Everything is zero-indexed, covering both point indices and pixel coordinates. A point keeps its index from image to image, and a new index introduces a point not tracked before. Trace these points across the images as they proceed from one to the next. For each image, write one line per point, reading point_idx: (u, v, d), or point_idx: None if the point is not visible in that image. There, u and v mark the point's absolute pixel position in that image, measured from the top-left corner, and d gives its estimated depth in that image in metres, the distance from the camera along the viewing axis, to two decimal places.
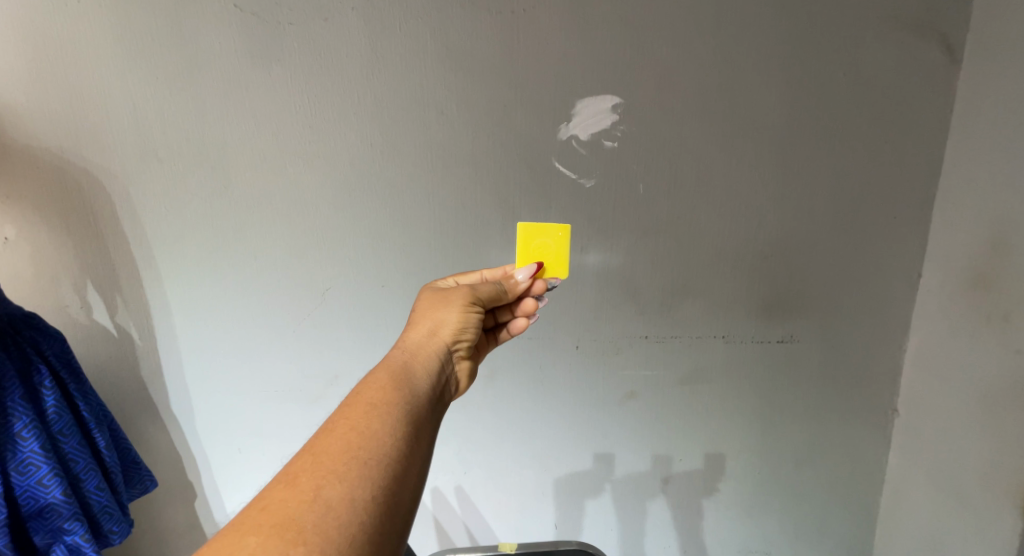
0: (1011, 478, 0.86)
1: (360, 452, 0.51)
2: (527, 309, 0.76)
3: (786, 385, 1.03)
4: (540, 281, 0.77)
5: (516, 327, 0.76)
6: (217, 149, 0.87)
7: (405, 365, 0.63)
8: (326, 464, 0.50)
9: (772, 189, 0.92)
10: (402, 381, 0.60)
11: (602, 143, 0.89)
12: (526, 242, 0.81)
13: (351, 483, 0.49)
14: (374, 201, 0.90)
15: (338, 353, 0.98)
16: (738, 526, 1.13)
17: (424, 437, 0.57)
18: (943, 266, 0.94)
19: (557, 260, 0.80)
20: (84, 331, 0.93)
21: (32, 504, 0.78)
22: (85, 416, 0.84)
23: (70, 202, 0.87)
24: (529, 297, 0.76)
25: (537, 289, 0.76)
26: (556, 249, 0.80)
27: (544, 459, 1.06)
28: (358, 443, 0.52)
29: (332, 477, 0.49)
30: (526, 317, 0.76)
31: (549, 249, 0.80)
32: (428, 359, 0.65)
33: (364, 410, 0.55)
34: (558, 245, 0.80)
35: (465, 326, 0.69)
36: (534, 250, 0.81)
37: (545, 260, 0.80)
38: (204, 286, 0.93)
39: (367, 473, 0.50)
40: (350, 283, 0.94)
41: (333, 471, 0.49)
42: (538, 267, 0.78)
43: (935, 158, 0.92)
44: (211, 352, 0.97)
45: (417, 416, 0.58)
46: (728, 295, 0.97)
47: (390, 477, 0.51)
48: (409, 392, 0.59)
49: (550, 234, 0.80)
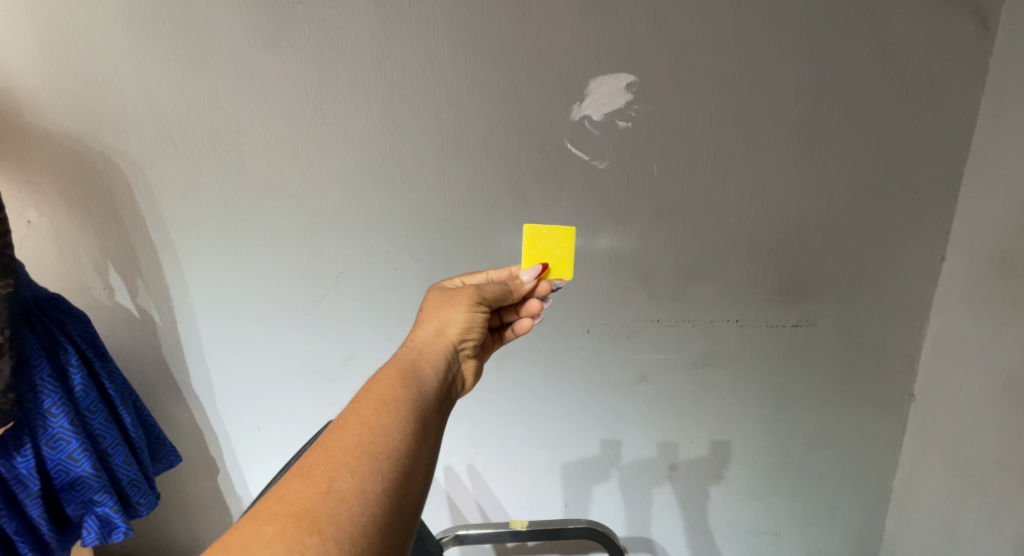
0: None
1: (370, 446, 0.52)
2: (532, 309, 0.76)
3: (801, 368, 1.02)
4: (544, 282, 0.78)
5: (522, 327, 0.76)
6: (230, 132, 0.87)
7: (413, 363, 0.63)
8: (338, 457, 0.51)
9: (790, 170, 0.90)
10: (411, 378, 0.61)
11: (616, 123, 0.87)
12: (531, 244, 0.82)
13: (363, 476, 0.50)
14: (385, 185, 0.90)
15: (352, 336, 1.00)
16: (748, 509, 1.14)
17: (431, 433, 0.58)
18: (968, 248, 0.91)
19: (562, 261, 0.81)
20: (109, 312, 0.96)
21: (63, 476, 0.82)
22: (111, 392, 0.87)
23: (90, 187, 0.89)
24: (533, 297, 0.77)
25: (541, 290, 0.77)
26: (560, 250, 0.81)
27: (555, 441, 1.07)
28: (368, 437, 0.53)
29: (344, 470, 0.50)
30: (531, 317, 0.76)
31: (554, 250, 0.81)
32: (436, 357, 0.65)
33: (373, 405, 0.56)
34: (562, 246, 0.81)
35: (471, 325, 0.69)
36: (538, 251, 0.82)
37: (550, 261, 0.81)
38: (221, 268, 0.95)
39: (378, 466, 0.51)
40: (362, 266, 0.95)
41: (345, 464, 0.50)
42: (543, 268, 0.79)
43: (963, 137, 0.88)
44: (230, 335, 0.99)
45: (424, 412, 0.58)
46: (742, 279, 0.96)
47: (399, 470, 0.52)
48: (418, 389, 0.60)
49: (556, 236, 0.81)
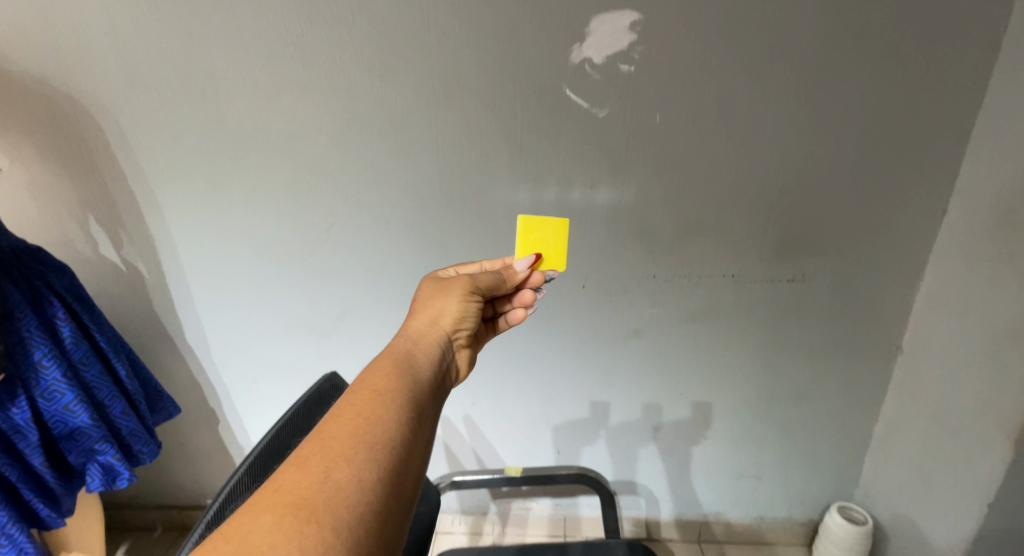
0: (1005, 410, 0.86)
1: (366, 436, 0.52)
2: (525, 300, 0.74)
3: (793, 323, 1.03)
4: (537, 272, 0.75)
5: (515, 318, 0.75)
6: (206, 75, 0.82)
7: (407, 353, 0.62)
8: (335, 447, 0.50)
9: (797, 120, 0.86)
10: (405, 368, 0.60)
11: (618, 66, 0.82)
12: (524, 234, 0.78)
13: (360, 465, 0.49)
14: (374, 134, 0.86)
15: (346, 291, 0.98)
16: (732, 454, 1.18)
17: (426, 422, 0.57)
18: (971, 202, 0.88)
19: (556, 251, 0.78)
20: (95, 264, 0.95)
21: (62, 427, 0.82)
22: (103, 345, 0.87)
23: (61, 134, 0.85)
24: (526, 288, 0.75)
25: (535, 280, 0.75)
26: (554, 240, 0.78)
27: (549, 393, 1.10)
28: (364, 427, 0.52)
29: (341, 460, 0.49)
30: (524, 308, 0.75)
31: (548, 241, 0.78)
32: (430, 348, 0.64)
33: (368, 395, 0.55)
34: (556, 236, 0.78)
35: (465, 315, 0.68)
36: (532, 242, 0.78)
37: (544, 252, 0.78)
38: (206, 221, 0.92)
39: (374, 456, 0.50)
40: (352, 219, 0.92)
41: (342, 453, 0.50)
42: (536, 258, 0.76)
43: (981, 84, 0.83)
44: (220, 289, 0.98)
45: (419, 402, 0.58)
46: (741, 234, 0.95)
47: (395, 459, 0.51)
48: (413, 378, 0.59)
49: (548, 228, 0.78)
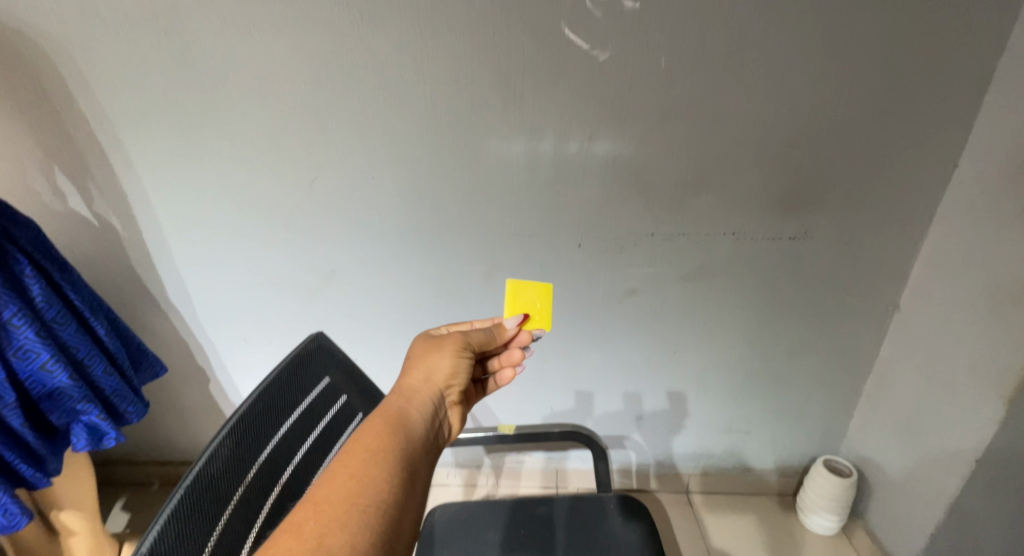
0: (1003, 369, 0.85)
1: (360, 500, 0.48)
2: (513, 359, 0.69)
3: (793, 282, 1.01)
4: (525, 332, 0.71)
5: (504, 378, 0.69)
6: (169, 10, 0.74)
7: (399, 410, 0.57)
8: (327, 512, 0.46)
9: (811, 66, 0.80)
10: (399, 425, 0.56)
11: (621, 3, 0.75)
12: (510, 297, 0.76)
13: (353, 531, 0.45)
14: (355, 78, 0.79)
15: (332, 249, 0.94)
16: (723, 411, 1.19)
17: (420, 481, 0.53)
18: (984, 154, 0.84)
19: (543, 315, 0.74)
20: (65, 219, 0.90)
21: (41, 387, 0.79)
22: (79, 304, 0.84)
23: (15, 78, 0.78)
24: (515, 346, 0.70)
25: (521, 340, 0.71)
26: (540, 303, 0.75)
27: (542, 351, 1.08)
28: (358, 490, 0.48)
29: (334, 526, 0.45)
30: (512, 367, 0.69)
31: (534, 304, 0.75)
32: (424, 406, 0.59)
33: (362, 455, 0.51)
34: (542, 300, 0.75)
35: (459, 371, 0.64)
36: (517, 306, 0.75)
37: (531, 314, 0.75)
38: (180, 174, 0.87)
39: (368, 521, 0.47)
40: (335, 171, 0.87)
41: (335, 518, 0.46)
42: (524, 318, 0.73)
43: (1010, 23, 0.77)
44: (200, 246, 0.93)
45: (414, 461, 0.53)
46: (745, 191, 0.90)
47: (389, 523, 0.48)
48: (406, 436, 0.55)
49: (533, 292, 0.76)
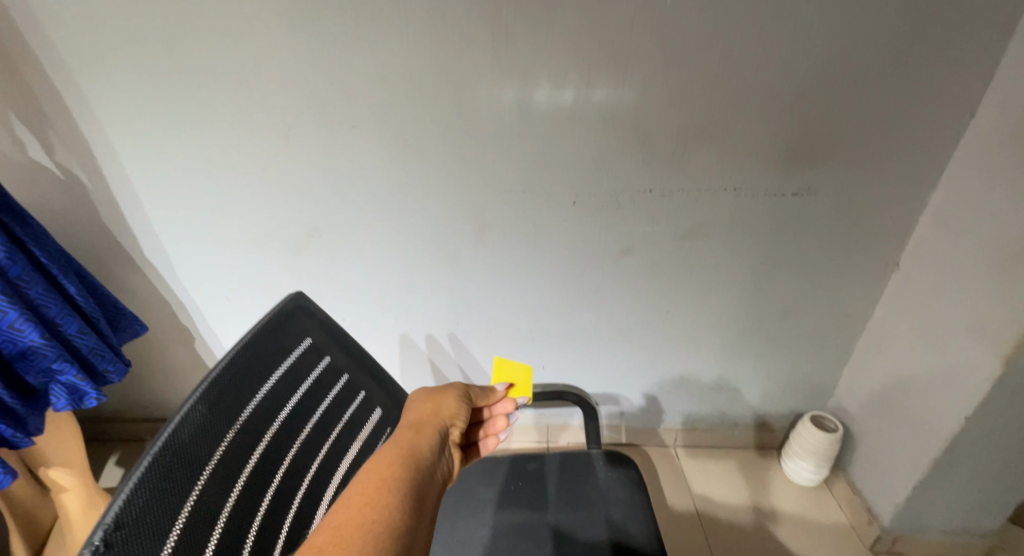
0: (999, 328, 0.83)
1: (376, 530, 0.43)
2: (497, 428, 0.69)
3: (792, 240, 0.98)
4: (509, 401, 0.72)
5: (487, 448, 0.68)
6: None
7: (409, 441, 0.54)
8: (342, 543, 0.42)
9: (825, 4, 0.74)
10: (410, 455, 0.52)
11: None
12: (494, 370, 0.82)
13: None
14: (330, 15, 0.73)
15: (314, 204, 0.90)
16: (715, 369, 1.19)
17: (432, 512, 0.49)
18: (1003, 103, 0.79)
19: (524, 387, 0.80)
20: (28, 171, 0.85)
21: (12, 346, 0.76)
22: (45, 262, 0.80)
23: None
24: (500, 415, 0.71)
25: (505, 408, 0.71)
26: (522, 377, 0.81)
27: (535, 310, 1.06)
28: (372, 520, 0.44)
29: None
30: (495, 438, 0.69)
31: (516, 377, 0.81)
32: (432, 438, 0.56)
33: (374, 485, 0.47)
34: (524, 375, 0.81)
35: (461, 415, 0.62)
36: (500, 378, 0.81)
37: (513, 385, 0.80)
38: (146, 122, 0.81)
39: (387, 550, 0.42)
40: (313, 120, 0.81)
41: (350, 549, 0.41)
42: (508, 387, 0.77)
43: None
44: (172, 200, 0.89)
45: (426, 490, 0.50)
46: (748, 145, 0.86)
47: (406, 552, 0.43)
48: (418, 465, 0.51)
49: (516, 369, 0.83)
